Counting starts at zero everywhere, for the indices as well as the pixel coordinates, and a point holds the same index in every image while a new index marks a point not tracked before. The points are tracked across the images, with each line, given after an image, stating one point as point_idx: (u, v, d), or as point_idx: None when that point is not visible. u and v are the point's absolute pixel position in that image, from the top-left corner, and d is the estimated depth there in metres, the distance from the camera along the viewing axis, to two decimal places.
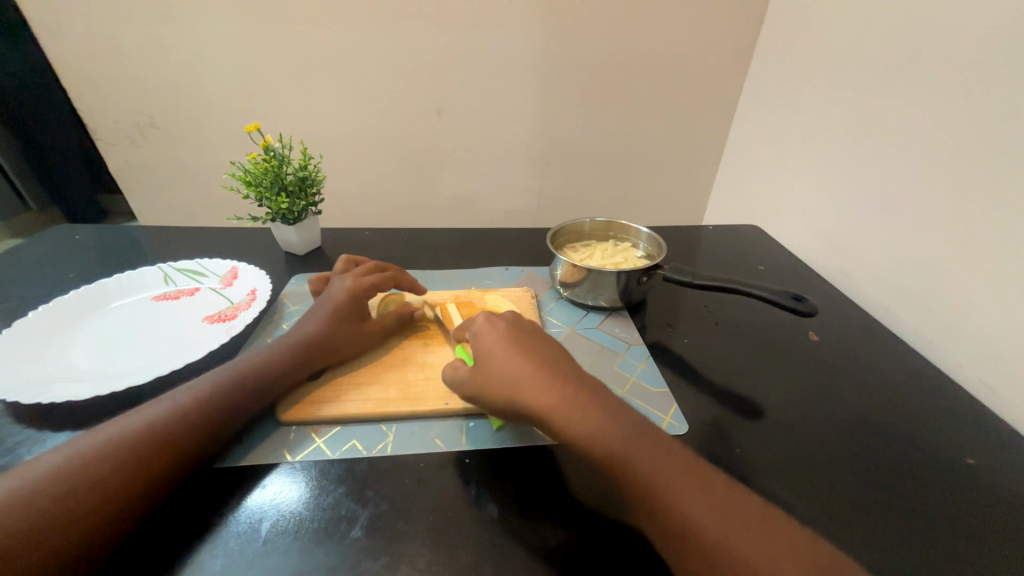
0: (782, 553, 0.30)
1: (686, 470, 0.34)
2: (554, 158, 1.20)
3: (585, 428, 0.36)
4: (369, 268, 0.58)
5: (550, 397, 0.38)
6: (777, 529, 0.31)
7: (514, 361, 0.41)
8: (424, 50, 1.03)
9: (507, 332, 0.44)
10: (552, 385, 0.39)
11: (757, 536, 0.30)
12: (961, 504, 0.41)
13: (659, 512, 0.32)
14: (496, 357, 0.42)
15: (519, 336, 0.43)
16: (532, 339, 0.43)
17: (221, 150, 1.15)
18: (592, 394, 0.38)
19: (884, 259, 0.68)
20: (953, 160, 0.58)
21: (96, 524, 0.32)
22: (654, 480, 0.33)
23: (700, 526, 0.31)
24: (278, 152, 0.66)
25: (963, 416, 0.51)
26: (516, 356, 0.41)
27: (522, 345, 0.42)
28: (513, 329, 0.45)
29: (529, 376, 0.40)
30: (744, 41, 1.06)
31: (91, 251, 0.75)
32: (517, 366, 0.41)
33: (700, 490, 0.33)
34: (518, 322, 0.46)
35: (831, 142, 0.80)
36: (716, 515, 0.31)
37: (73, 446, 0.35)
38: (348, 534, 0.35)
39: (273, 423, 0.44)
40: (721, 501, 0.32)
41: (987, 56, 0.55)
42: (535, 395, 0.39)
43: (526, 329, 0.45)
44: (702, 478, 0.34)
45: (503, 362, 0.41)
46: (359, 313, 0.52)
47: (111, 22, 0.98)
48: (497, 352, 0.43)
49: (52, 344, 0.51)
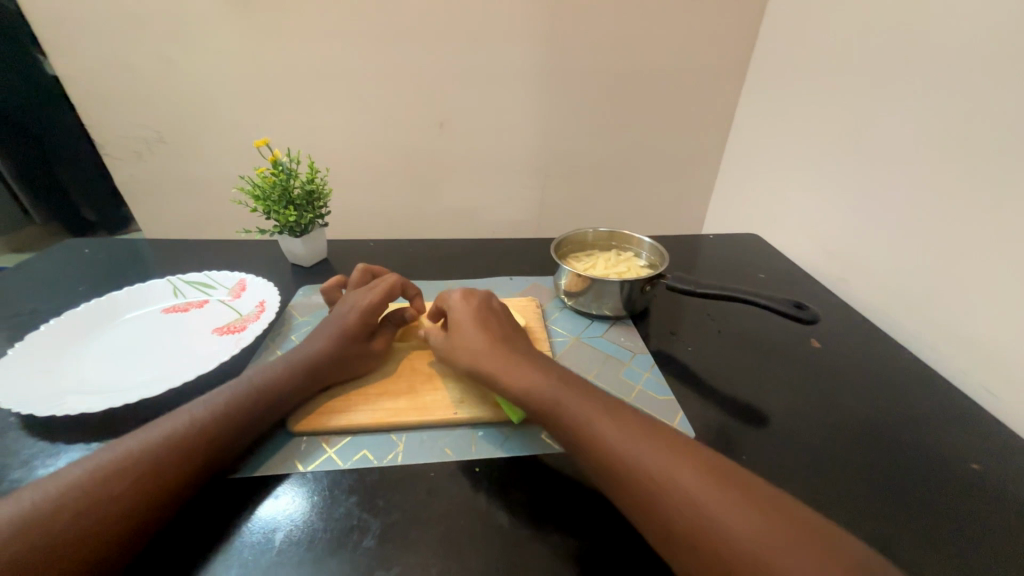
0: (714, 493, 0.33)
1: (666, 450, 0.36)
2: (556, 169, 1.22)
3: (522, 385, 0.43)
4: (387, 281, 0.57)
5: (506, 366, 0.45)
6: (773, 510, 0.32)
7: (473, 331, 0.49)
8: (428, 64, 1.05)
9: (474, 310, 0.52)
10: (501, 353, 0.47)
11: (747, 518, 0.32)
12: (967, 508, 0.41)
13: (639, 492, 0.35)
14: (465, 326, 0.50)
15: (483, 314, 0.51)
16: (496, 318, 0.52)
17: (227, 164, 1.17)
18: (531, 361, 0.46)
19: (882, 267, 0.69)
20: (950, 167, 0.59)
21: (117, 535, 0.33)
22: (596, 431, 0.39)
23: (680, 509, 0.33)
24: (286, 166, 0.68)
25: (966, 420, 0.51)
26: (477, 330, 0.49)
27: (487, 323, 0.50)
28: (477, 306, 0.53)
29: (484, 344, 0.48)
30: (742, 52, 1.09)
31: (99, 266, 0.76)
32: (478, 339, 0.48)
33: (685, 467, 0.35)
34: (483, 302, 0.54)
35: (829, 151, 0.81)
36: (702, 495, 0.33)
37: (92, 459, 0.36)
38: (360, 544, 0.36)
39: (284, 435, 0.45)
40: (703, 478, 0.34)
41: (981, 66, 0.56)
42: (485, 359, 0.46)
43: (489, 307, 0.53)
44: (684, 457, 0.36)
45: (468, 330, 0.49)
46: (366, 328, 0.52)
47: (123, 40, 1.00)
48: (465, 323, 0.50)
49: (65, 357, 0.52)
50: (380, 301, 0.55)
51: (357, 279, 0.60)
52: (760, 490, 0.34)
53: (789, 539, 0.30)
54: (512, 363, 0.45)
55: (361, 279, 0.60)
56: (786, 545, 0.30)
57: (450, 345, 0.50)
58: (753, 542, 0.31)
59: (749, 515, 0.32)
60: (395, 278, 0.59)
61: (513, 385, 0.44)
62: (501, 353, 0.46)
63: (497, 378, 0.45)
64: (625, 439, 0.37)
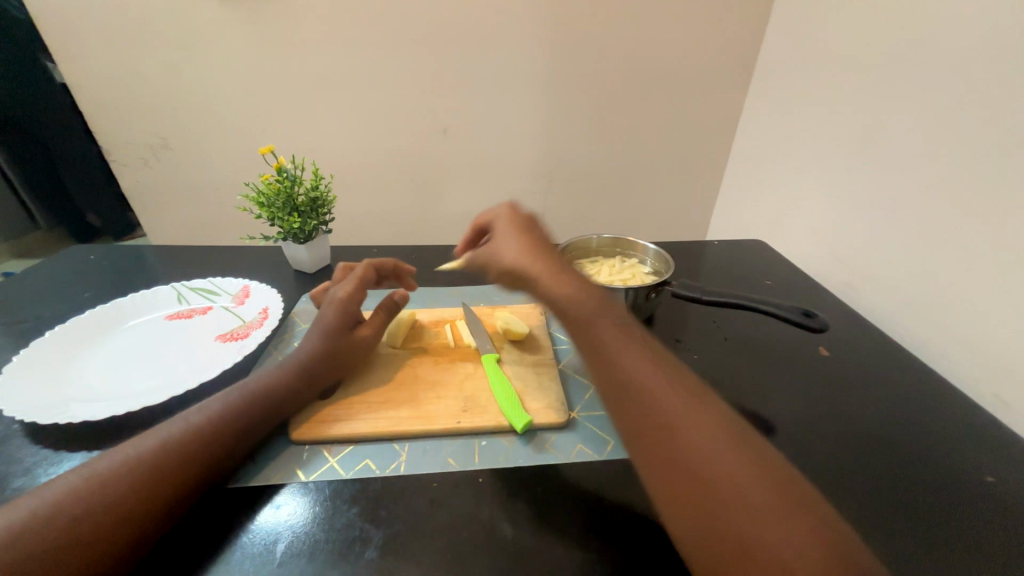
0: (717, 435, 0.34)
1: (695, 401, 0.36)
2: (559, 174, 1.22)
3: (556, 290, 0.44)
4: (362, 268, 0.58)
5: (547, 276, 0.45)
6: (792, 486, 0.31)
7: (513, 238, 0.50)
8: (432, 71, 1.06)
9: (511, 225, 0.52)
10: (539, 258, 0.47)
11: (764, 484, 0.31)
12: (983, 523, 0.40)
13: (659, 434, 0.35)
14: (505, 234, 0.51)
15: (520, 229, 0.51)
16: (537, 229, 0.52)
17: (232, 170, 1.18)
18: (568, 270, 0.47)
19: (890, 273, 0.68)
20: (958, 173, 0.59)
21: (114, 544, 0.32)
22: (620, 351, 0.39)
23: (698, 459, 0.33)
24: (290, 173, 0.68)
25: (979, 431, 0.50)
26: (517, 236, 0.50)
27: (528, 232, 0.51)
28: (512, 221, 0.52)
29: (523, 249, 0.48)
30: (746, 59, 1.09)
31: (105, 272, 0.77)
32: (515, 249, 0.48)
33: (712, 425, 0.34)
34: (518, 218, 0.53)
35: (835, 157, 0.81)
36: (724, 453, 0.33)
37: (89, 467, 0.36)
38: (362, 555, 0.35)
39: (285, 442, 0.44)
40: (728, 438, 0.33)
41: (989, 71, 0.56)
42: (523, 261, 0.47)
43: (527, 221, 0.52)
44: (713, 413, 0.35)
45: (508, 237, 0.50)
46: (348, 320, 0.53)
47: (132, 50, 1.02)
48: (505, 231, 0.51)
49: (69, 364, 0.52)
50: (356, 289, 0.56)
51: (339, 276, 0.60)
52: (783, 465, 0.33)
53: (805, 515, 0.30)
54: (551, 274, 0.45)
55: (343, 275, 0.60)
56: (799, 519, 0.30)
57: (489, 256, 0.51)
58: (768, 508, 0.30)
59: (768, 483, 0.31)
60: (365, 263, 0.59)
61: (550, 297, 0.44)
62: (540, 265, 0.46)
63: (537, 289, 0.46)
64: (656, 380, 0.37)
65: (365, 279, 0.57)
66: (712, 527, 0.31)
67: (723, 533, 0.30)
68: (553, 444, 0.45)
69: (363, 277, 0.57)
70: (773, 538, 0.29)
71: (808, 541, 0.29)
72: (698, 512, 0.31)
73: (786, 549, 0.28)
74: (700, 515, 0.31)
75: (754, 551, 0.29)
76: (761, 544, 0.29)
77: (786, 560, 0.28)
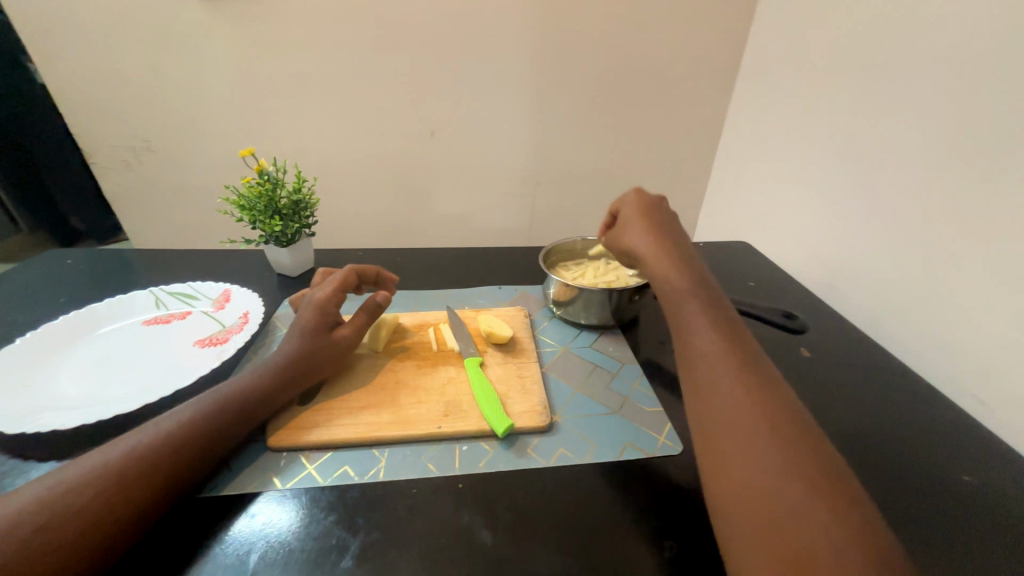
0: (774, 428, 0.34)
1: (755, 382, 0.38)
2: (547, 177, 1.22)
3: (658, 273, 0.49)
4: (343, 271, 0.57)
5: (657, 258, 0.50)
6: (836, 476, 0.32)
7: (634, 225, 0.54)
8: (420, 74, 1.06)
9: (634, 212, 0.56)
10: (651, 244, 0.51)
11: (803, 465, 0.32)
12: (960, 522, 0.41)
13: (712, 403, 0.38)
14: (628, 221, 0.55)
15: (643, 216, 0.55)
16: (657, 217, 0.55)
17: (215, 173, 1.16)
18: (677, 258, 0.50)
19: (872, 275, 0.69)
20: (936, 176, 0.60)
21: (80, 554, 0.31)
22: (699, 333, 0.42)
23: (741, 428, 0.35)
24: (273, 176, 0.67)
25: (956, 431, 0.51)
26: (638, 223, 0.54)
27: (650, 220, 0.54)
28: (641, 206, 0.56)
29: (639, 236, 0.53)
30: (731, 63, 1.10)
31: (83, 275, 0.75)
32: (637, 234, 0.53)
33: (766, 408, 0.36)
34: (645, 204, 0.56)
35: (817, 160, 0.82)
36: (769, 430, 0.34)
37: (53, 476, 0.35)
38: (338, 564, 0.35)
39: (261, 449, 0.44)
40: (779, 418, 0.35)
41: (965, 77, 0.57)
42: (637, 246, 0.53)
43: (653, 209, 0.56)
44: (770, 399, 0.36)
45: (629, 224, 0.55)
46: (326, 323, 0.52)
47: (113, 51, 1.00)
48: (629, 217, 0.56)
49: (40, 371, 0.51)
50: (335, 292, 0.55)
51: (318, 281, 0.59)
52: (835, 459, 0.33)
53: (840, 506, 0.30)
54: (659, 256, 0.50)
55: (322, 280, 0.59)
56: (830, 501, 0.30)
57: (614, 238, 0.57)
58: (799, 490, 0.31)
59: (806, 468, 0.32)
60: (346, 268, 0.58)
61: (652, 276, 0.50)
62: (652, 246, 0.51)
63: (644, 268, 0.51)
64: (725, 356, 0.40)
65: (345, 282, 0.56)
66: (738, 489, 0.33)
67: (749, 495, 0.32)
68: (535, 448, 0.45)
69: (343, 279, 0.56)
70: (796, 509, 0.30)
71: (834, 521, 0.29)
72: (730, 473, 0.34)
73: (806, 519, 0.29)
74: (731, 477, 0.34)
75: (774, 515, 0.31)
76: (784, 510, 0.30)
77: (804, 530, 0.29)
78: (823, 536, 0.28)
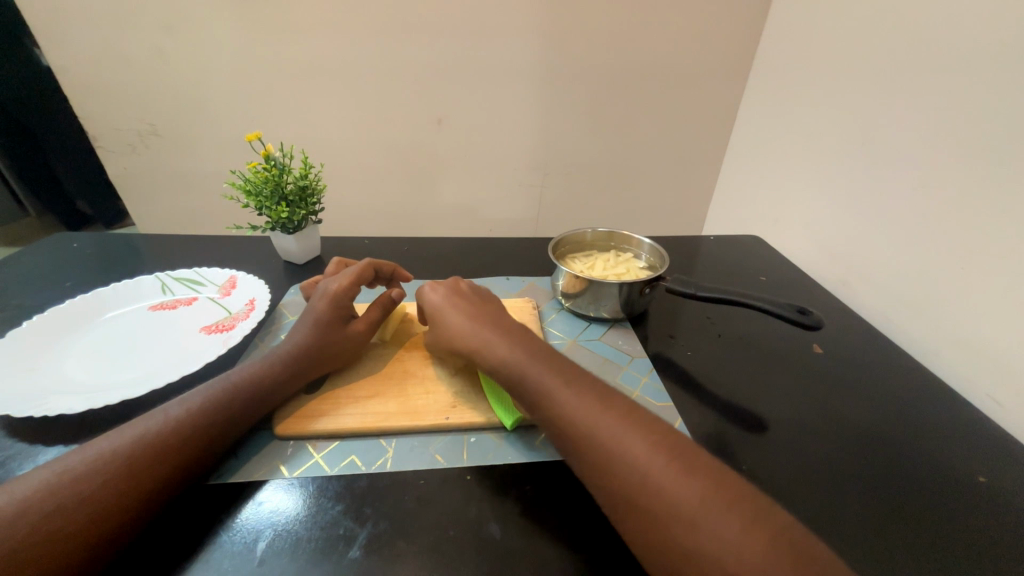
0: (668, 459, 0.35)
1: (637, 425, 0.38)
2: (554, 166, 1.20)
3: (504, 358, 0.45)
4: (361, 265, 0.57)
5: (497, 340, 0.47)
6: (720, 483, 0.33)
7: (456, 319, 0.50)
8: (424, 59, 1.04)
9: (447, 294, 0.54)
10: (482, 330, 0.48)
11: (708, 488, 0.33)
12: (972, 522, 0.40)
13: (607, 468, 0.36)
14: (442, 315, 0.52)
15: (456, 298, 0.53)
16: (468, 301, 0.53)
17: (220, 159, 1.15)
18: (515, 332, 0.48)
19: (885, 269, 0.68)
20: (953, 169, 0.58)
21: (89, 541, 0.31)
22: (563, 394, 0.41)
23: (642, 476, 0.34)
24: (279, 161, 0.66)
25: (970, 431, 0.50)
26: (461, 314, 0.51)
27: (465, 307, 0.52)
28: (450, 299, 0.53)
29: (463, 326, 0.49)
30: (744, 52, 1.07)
31: (90, 259, 0.75)
32: (469, 325, 0.49)
33: (643, 446, 0.36)
34: (456, 288, 0.55)
35: (831, 150, 0.80)
36: (657, 469, 0.34)
37: (63, 463, 0.35)
38: (345, 555, 0.34)
39: (269, 437, 0.44)
40: (667, 447, 0.36)
41: (986, 68, 0.55)
42: (471, 337, 0.48)
43: (465, 295, 0.54)
44: (652, 433, 0.37)
45: (446, 314, 0.51)
46: (341, 314, 0.52)
47: (113, 31, 0.98)
48: (443, 312, 0.52)
49: (46, 356, 0.51)
50: (350, 284, 0.54)
51: (332, 271, 0.58)
52: (718, 468, 0.35)
53: (753, 517, 0.31)
54: (500, 335, 0.47)
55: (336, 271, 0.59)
56: (742, 513, 0.32)
57: (448, 338, 0.50)
58: (715, 513, 0.31)
59: (711, 490, 0.33)
60: (364, 261, 0.58)
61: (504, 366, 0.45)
62: (489, 331, 0.48)
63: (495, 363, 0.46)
64: (598, 418, 0.38)
65: (361, 276, 0.55)
66: (658, 548, 0.32)
67: (683, 544, 0.31)
68: (544, 442, 0.44)
69: (360, 274, 0.55)
70: (720, 536, 0.31)
71: (740, 541, 0.30)
72: (657, 525, 0.32)
73: (734, 543, 0.30)
74: (655, 526, 0.32)
75: (708, 552, 0.30)
76: (696, 555, 0.30)
77: (719, 567, 0.30)
78: (752, 560, 0.29)
